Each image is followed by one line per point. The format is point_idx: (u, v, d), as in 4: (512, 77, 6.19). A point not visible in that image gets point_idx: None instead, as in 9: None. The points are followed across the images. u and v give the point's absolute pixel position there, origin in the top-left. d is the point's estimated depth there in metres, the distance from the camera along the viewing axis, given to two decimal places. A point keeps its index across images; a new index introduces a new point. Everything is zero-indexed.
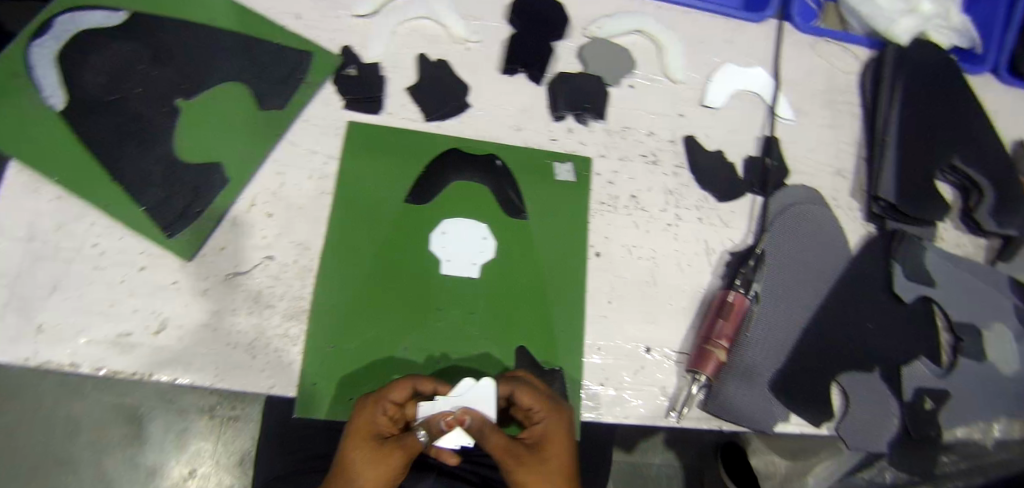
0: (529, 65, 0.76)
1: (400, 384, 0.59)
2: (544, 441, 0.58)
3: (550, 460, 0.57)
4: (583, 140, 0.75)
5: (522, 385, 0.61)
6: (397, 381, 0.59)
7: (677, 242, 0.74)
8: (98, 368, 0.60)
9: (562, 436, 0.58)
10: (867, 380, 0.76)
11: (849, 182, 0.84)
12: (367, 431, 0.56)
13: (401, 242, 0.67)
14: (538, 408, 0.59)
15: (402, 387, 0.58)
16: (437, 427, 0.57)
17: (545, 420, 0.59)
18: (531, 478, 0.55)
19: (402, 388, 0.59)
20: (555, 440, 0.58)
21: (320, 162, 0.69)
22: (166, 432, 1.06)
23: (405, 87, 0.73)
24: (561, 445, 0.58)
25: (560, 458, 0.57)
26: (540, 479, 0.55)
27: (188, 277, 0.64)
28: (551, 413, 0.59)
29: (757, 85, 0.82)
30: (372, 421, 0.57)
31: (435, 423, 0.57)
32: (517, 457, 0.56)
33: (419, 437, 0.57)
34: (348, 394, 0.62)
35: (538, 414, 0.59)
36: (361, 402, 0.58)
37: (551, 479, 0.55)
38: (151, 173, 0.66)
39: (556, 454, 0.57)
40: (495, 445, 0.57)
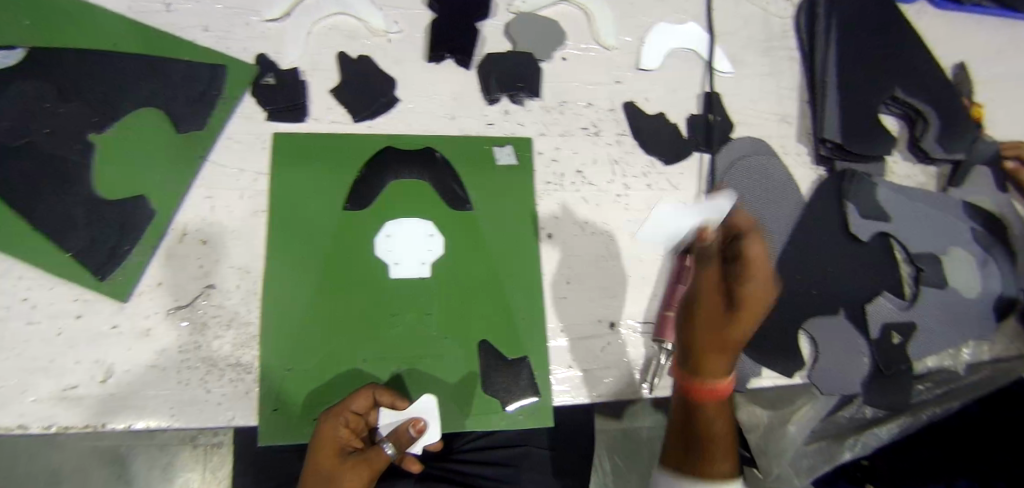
0: (455, 50, 0.73)
1: (363, 395, 0.59)
2: (744, 301, 0.55)
3: (734, 331, 0.56)
4: (521, 120, 0.73)
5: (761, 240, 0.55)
6: (358, 392, 0.59)
7: (628, 212, 0.72)
8: (48, 426, 0.58)
9: (766, 302, 0.55)
10: (834, 324, 0.76)
11: (795, 127, 0.83)
12: (332, 447, 0.57)
13: (346, 250, 0.65)
14: (753, 269, 0.54)
15: (364, 397, 0.58)
16: (406, 435, 0.59)
17: (758, 279, 0.54)
18: (704, 333, 0.58)
19: (366, 399, 0.59)
20: (756, 303, 0.55)
21: (249, 180, 0.66)
22: (150, 468, 1.04)
23: (329, 89, 0.70)
24: (757, 309, 0.55)
25: (741, 332, 0.56)
26: (710, 339, 0.58)
27: (127, 319, 0.61)
28: (770, 274, 0.55)
29: (691, 41, 0.81)
30: (337, 436, 0.57)
31: (404, 432, 0.59)
32: (712, 301, 0.57)
33: (386, 450, 0.58)
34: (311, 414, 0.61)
35: (755, 273, 0.54)
36: (324, 417, 0.58)
37: (719, 341, 0.57)
38: (73, 215, 0.63)
39: (744, 321, 0.55)
40: (705, 279, 0.57)
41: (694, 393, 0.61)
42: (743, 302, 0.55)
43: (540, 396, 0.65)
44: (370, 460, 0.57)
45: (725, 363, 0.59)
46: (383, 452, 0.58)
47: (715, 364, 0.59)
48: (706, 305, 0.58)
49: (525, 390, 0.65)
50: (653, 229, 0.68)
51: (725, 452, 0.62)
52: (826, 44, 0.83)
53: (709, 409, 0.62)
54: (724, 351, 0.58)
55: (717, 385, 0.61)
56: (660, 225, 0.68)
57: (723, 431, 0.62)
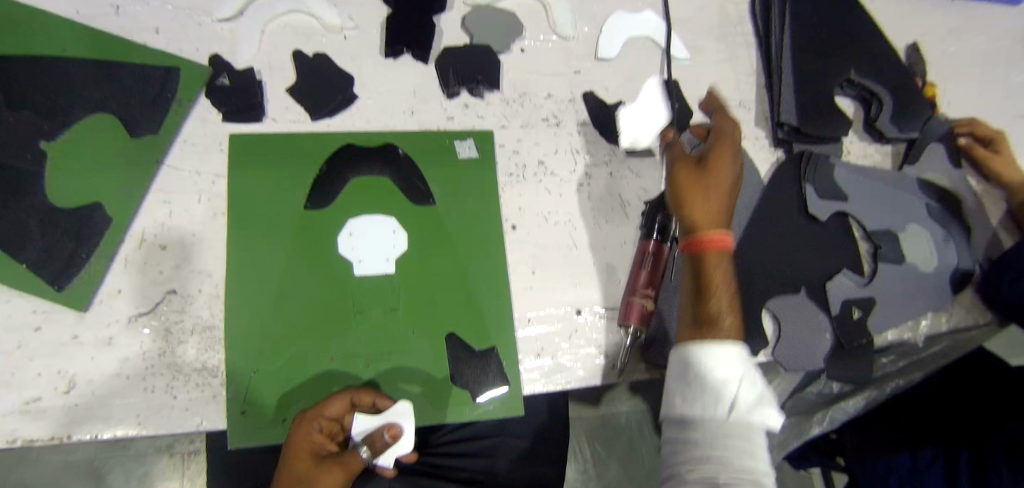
0: (412, 45, 0.73)
1: (340, 399, 0.59)
2: (714, 161, 0.65)
3: (710, 175, 0.64)
4: (481, 113, 0.73)
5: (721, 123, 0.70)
6: (334, 398, 0.59)
7: (591, 200, 0.73)
8: (12, 440, 0.57)
9: (728, 159, 0.65)
10: (797, 303, 0.78)
11: (752, 112, 0.84)
12: (306, 452, 0.58)
13: (309, 250, 0.65)
14: (720, 136, 0.68)
15: (340, 401, 0.59)
16: (380, 441, 0.60)
17: (723, 143, 0.67)
18: (688, 175, 0.64)
19: (342, 403, 0.59)
20: (725, 158, 0.65)
21: (207, 182, 0.65)
22: (127, 479, 1.02)
23: (286, 88, 0.69)
24: (727, 165, 0.65)
25: (718, 179, 0.64)
26: (693, 178, 0.64)
27: (88, 328, 0.60)
28: (732, 146, 0.66)
29: (648, 29, 0.81)
30: (312, 440, 0.58)
31: (379, 437, 0.60)
32: (687, 159, 0.66)
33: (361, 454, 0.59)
34: (277, 416, 0.61)
35: (721, 138, 0.67)
36: (298, 420, 0.58)
37: (699, 184, 0.63)
38: (27, 226, 0.61)
39: (717, 173, 0.64)
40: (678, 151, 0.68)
41: (692, 252, 0.62)
42: (714, 161, 0.65)
43: (510, 385, 0.66)
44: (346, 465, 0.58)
45: (717, 218, 0.62)
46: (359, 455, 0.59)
47: (706, 212, 0.62)
48: (682, 163, 0.66)
49: (495, 380, 0.65)
50: (625, 134, 0.76)
51: (728, 316, 0.60)
52: (780, 28, 0.85)
53: (710, 269, 0.61)
54: (712, 205, 0.62)
55: (714, 235, 0.61)
56: (630, 129, 0.77)
57: (727, 292, 0.61)
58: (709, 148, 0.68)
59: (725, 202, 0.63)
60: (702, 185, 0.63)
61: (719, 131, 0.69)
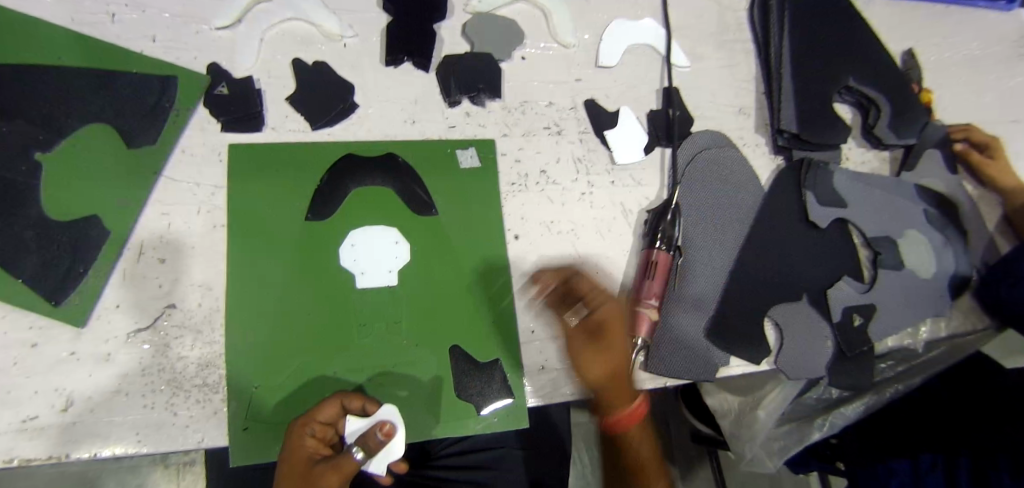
0: (413, 53, 0.72)
1: (329, 404, 0.58)
2: (605, 324, 0.65)
3: (613, 346, 0.64)
4: (483, 122, 0.72)
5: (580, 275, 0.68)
6: (325, 402, 0.58)
7: (594, 209, 0.73)
8: (9, 460, 0.56)
9: (618, 315, 0.65)
10: (798, 310, 0.78)
11: (753, 119, 0.84)
12: (300, 460, 0.57)
13: (311, 262, 0.64)
14: (595, 294, 0.66)
15: (332, 405, 0.58)
16: (374, 440, 0.57)
17: (608, 303, 0.66)
18: (595, 356, 0.63)
19: (331, 407, 0.58)
20: (614, 322, 0.65)
21: (206, 193, 0.64)
22: None
23: (285, 97, 0.69)
24: (620, 328, 0.65)
25: (619, 346, 0.64)
26: (601, 359, 0.63)
27: (86, 344, 0.59)
28: (608, 301, 0.66)
29: (649, 36, 0.81)
30: (304, 446, 0.57)
31: (372, 437, 0.57)
32: (586, 338, 0.65)
33: (354, 455, 0.57)
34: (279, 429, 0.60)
35: (606, 302, 0.66)
36: (290, 428, 0.58)
37: (606, 360, 0.63)
38: (21, 239, 0.60)
39: (615, 337, 0.64)
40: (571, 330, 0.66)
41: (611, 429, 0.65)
42: (606, 327, 0.64)
43: (514, 397, 0.65)
44: (339, 469, 0.56)
45: (625, 384, 0.64)
46: (352, 456, 0.57)
47: (619, 392, 0.64)
48: (578, 345, 0.65)
49: (499, 392, 0.65)
50: (619, 133, 0.76)
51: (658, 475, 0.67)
52: (779, 36, 0.85)
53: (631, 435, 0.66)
54: (620, 380, 0.64)
55: (631, 413, 0.64)
56: (626, 131, 0.76)
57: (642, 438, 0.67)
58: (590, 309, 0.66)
59: (627, 365, 0.64)
60: (606, 358, 0.63)
61: (580, 285, 0.67)
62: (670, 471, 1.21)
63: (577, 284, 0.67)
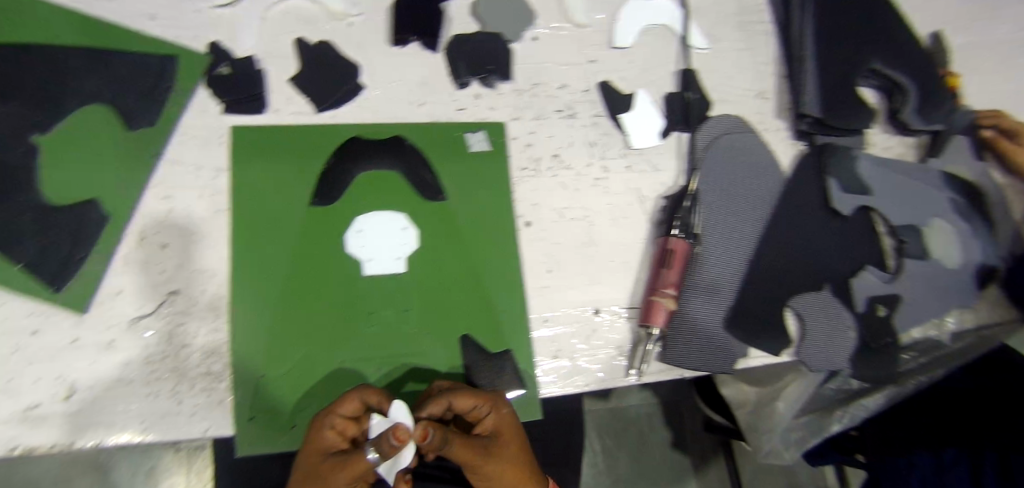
0: (421, 32, 0.69)
1: (352, 396, 0.55)
2: (498, 434, 0.58)
3: (507, 454, 0.57)
4: (493, 104, 0.70)
5: (458, 392, 0.57)
6: (345, 395, 0.55)
7: (609, 195, 0.70)
8: (10, 448, 0.54)
9: (513, 421, 0.59)
10: (822, 300, 0.76)
11: (773, 102, 0.81)
12: (316, 453, 0.54)
13: (316, 248, 0.62)
14: (478, 403, 0.58)
15: (351, 399, 0.55)
16: (389, 443, 0.49)
17: (502, 415, 0.58)
18: (500, 469, 0.56)
19: (351, 400, 0.55)
20: (507, 430, 0.58)
21: (208, 177, 0.62)
22: (133, 475, 1.04)
23: (289, 79, 0.66)
24: (517, 435, 0.58)
25: (514, 450, 0.58)
26: (509, 467, 0.56)
27: (88, 331, 0.58)
28: (507, 411, 0.59)
29: (664, 16, 0.78)
30: (323, 438, 0.54)
31: (386, 440, 0.49)
32: (482, 452, 0.56)
33: (368, 455, 0.52)
34: (287, 419, 0.58)
35: (499, 415, 0.58)
36: (313, 420, 0.56)
37: (513, 465, 0.57)
38: (19, 225, 0.59)
39: (511, 443, 0.58)
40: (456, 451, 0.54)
41: None
42: (499, 437, 0.58)
43: (526, 388, 0.63)
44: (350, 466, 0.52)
45: (534, 483, 0.58)
46: (365, 456, 0.52)
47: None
48: (482, 465, 0.55)
49: (511, 384, 0.63)
50: (634, 116, 0.73)
51: None
52: (800, 16, 0.82)
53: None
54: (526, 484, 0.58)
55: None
56: (641, 113, 0.73)
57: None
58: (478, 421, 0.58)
59: (525, 466, 0.58)
60: (510, 469, 0.56)
61: (463, 401, 0.56)
62: (683, 463, 1.19)
63: (458, 405, 0.56)
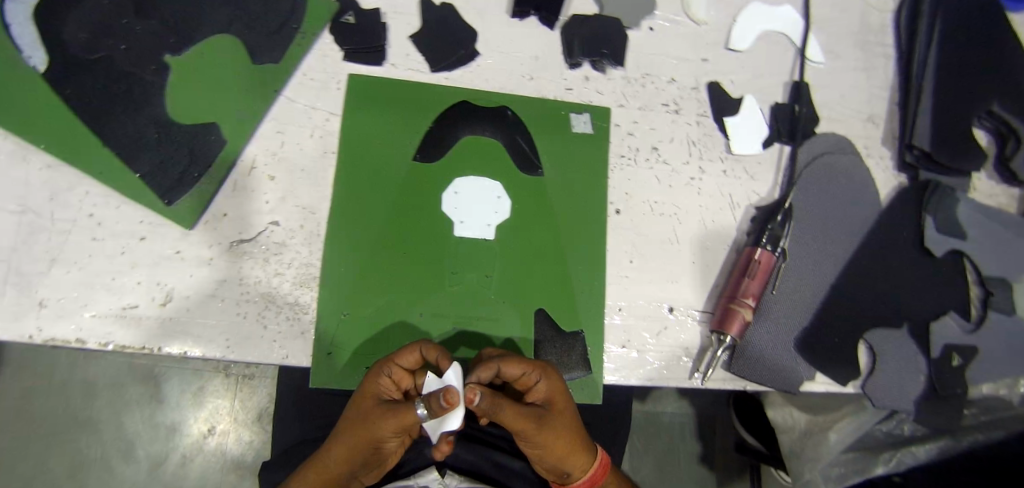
0: (541, 7, 0.69)
1: (409, 348, 0.57)
2: (549, 402, 0.58)
3: (559, 421, 0.58)
4: (601, 89, 0.69)
5: (508, 358, 0.57)
6: (406, 346, 0.57)
7: (701, 196, 0.70)
8: (105, 343, 0.58)
9: (564, 390, 0.59)
10: (896, 336, 0.74)
11: (880, 129, 0.79)
12: (368, 399, 0.56)
13: (413, 203, 0.63)
14: (530, 371, 0.57)
15: (410, 351, 0.56)
16: (438, 404, 0.49)
17: (554, 384, 0.58)
18: (553, 437, 0.57)
19: (409, 351, 0.56)
20: (558, 399, 0.59)
21: (321, 119, 0.64)
22: (183, 391, 1.08)
23: (408, 35, 0.67)
24: (566, 404, 0.59)
25: (566, 418, 0.58)
26: (560, 435, 0.57)
27: (191, 246, 0.61)
28: (556, 380, 0.59)
29: (784, 26, 0.77)
30: (377, 384, 0.56)
31: (436, 399, 0.49)
32: (536, 420, 0.56)
33: (419, 411, 0.52)
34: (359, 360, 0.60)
35: (550, 384, 0.58)
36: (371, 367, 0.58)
37: (563, 434, 0.58)
38: (143, 137, 0.62)
39: (562, 412, 0.58)
40: (508, 418, 0.55)
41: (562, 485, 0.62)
42: (549, 405, 0.58)
43: (591, 372, 0.64)
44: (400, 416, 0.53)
45: (582, 451, 0.59)
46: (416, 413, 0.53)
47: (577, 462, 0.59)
48: (534, 434, 0.56)
49: (577, 365, 0.63)
50: (740, 121, 0.72)
51: None
52: (926, 45, 0.78)
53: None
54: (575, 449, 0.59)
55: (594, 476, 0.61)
56: (747, 120, 0.72)
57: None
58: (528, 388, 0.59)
59: (575, 432, 0.59)
60: (560, 435, 0.57)
61: (513, 369, 0.57)
62: (707, 477, 1.18)
63: (507, 371, 0.57)
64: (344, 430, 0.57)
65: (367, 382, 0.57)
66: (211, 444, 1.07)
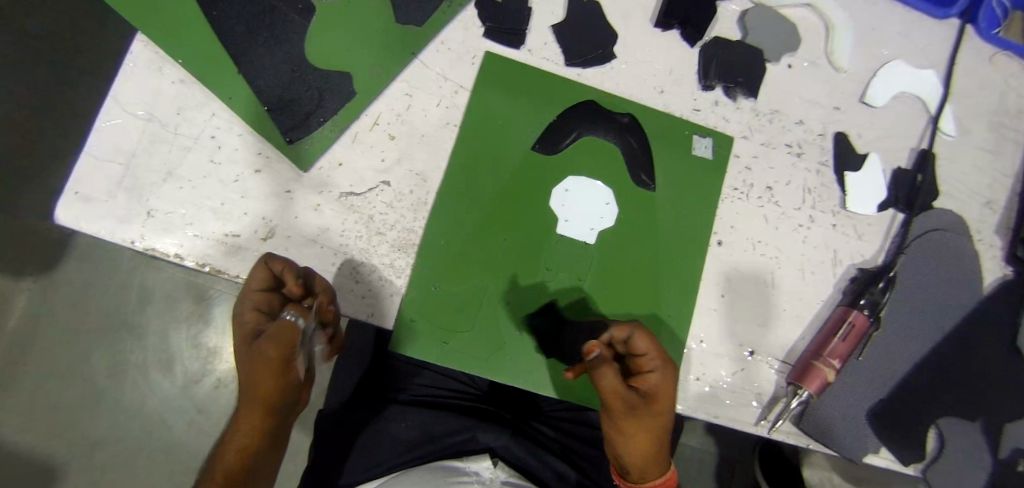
0: (686, 23, 0.68)
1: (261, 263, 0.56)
2: (651, 395, 0.59)
3: (650, 416, 0.60)
4: (728, 116, 0.68)
5: (644, 333, 0.58)
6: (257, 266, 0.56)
7: (805, 245, 0.68)
8: (202, 265, 0.59)
9: (671, 391, 0.58)
10: (968, 431, 0.70)
11: (997, 216, 0.74)
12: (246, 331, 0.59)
13: (523, 192, 0.64)
14: (654, 358, 0.58)
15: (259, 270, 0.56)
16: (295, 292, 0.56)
17: (664, 382, 0.58)
18: (636, 425, 0.60)
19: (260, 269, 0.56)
20: (662, 395, 0.59)
21: (450, 90, 0.64)
22: (230, 318, 1.04)
23: (550, 24, 0.67)
24: (667, 396, 0.59)
25: (660, 415, 0.59)
26: (643, 428, 0.60)
27: (301, 188, 0.61)
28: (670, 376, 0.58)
29: (923, 90, 0.73)
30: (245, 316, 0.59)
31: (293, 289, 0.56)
32: (626, 403, 0.59)
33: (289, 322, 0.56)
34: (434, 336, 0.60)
35: (662, 379, 0.58)
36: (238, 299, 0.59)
37: (648, 431, 0.61)
38: (278, 71, 0.62)
39: (660, 409, 0.59)
40: (609, 386, 0.57)
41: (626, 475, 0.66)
42: (652, 398, 0.59)
43: None
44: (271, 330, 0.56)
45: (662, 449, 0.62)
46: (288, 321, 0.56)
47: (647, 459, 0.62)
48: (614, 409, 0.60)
49: None
50: (859, 180, 0.70)
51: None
52: None
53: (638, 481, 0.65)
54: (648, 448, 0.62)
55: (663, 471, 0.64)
56: (866, 180, 0.70)
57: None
58: (641, 372, 0.59)
59: (662, 430, 0.61)
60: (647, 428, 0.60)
61: (642, 347, 0.58)
62: None
63: (636, 346, 0.58)
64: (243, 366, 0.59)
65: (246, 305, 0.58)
66: None
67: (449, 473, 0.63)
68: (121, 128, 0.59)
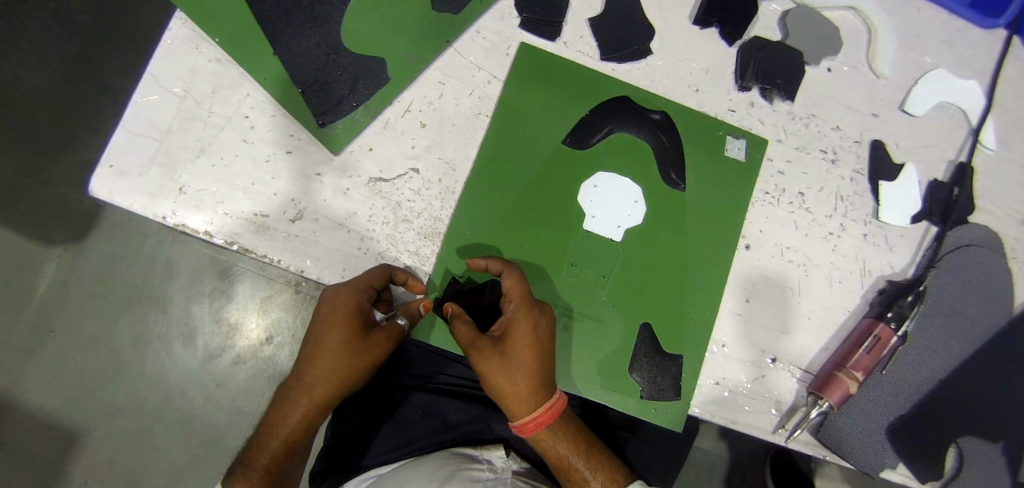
0: (726, 21, 0.67)
1: (380, 269, 0.58)
2: (506, 336, 0.58)
3: (511, 359, 0.57)
4: (763, 118, 0.68)
5: (508, 273, 0.58)
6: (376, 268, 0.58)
7: (834, 254, 0.68)
8: (231, 243, 0.60)
9: (521, 330, 0.57)
10: (988, 452, 0.69)
11: None
12: (354, 330, 0.58)
13: (552, 186, 0.64)
14: (511, 296, 0.58)
15: (381, 271, 0.58)
16: (415, 312, 0.60)
17: (518, 322, 0.57)
18: (490, 367, 0.57)
19: (377, 276, 0.58)
20: (515, 335, 0.57)
21: (483, 80, 0.64)
22: (252, 294, 1.05)
23: (588, 17, 0.66)
24: (525, 338, 0.57)
25: (519, 356, 0.57)
26: (497, 370, 0.57)
27: (331, 170, 0.61)
28: (524, 315, 0.58)
29: (965, 100, 0.70)
30: (353, 314, 0.57)
31: (415, 310, 0.60)
32: (480, 344, 0.57)
33: (400, 323, 0.59)
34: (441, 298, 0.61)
35: (515, 318, 0.58)
36: (342, 298, 0.57)
37: (510, 373, 0.57)
38: (313, 55, 0.62)
39: (515, 349, 0.57)
40: (460, 333, 0.58)
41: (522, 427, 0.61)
42: (505, 339, 0.58)
43: (679, 399, 0.63)
44: (387, 333, 0.59)
45: (532, 401, 0.58)
46: (398, 325, 0.59)
47: (516, 402, 0.58)
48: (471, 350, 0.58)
49: (667, 389, 0.63)
50: (891, 191, 0.69)
51: None
52: None
53: (542, 440, 0.61)
54: (513, 391, 0.58)
55: (538, 422, 0.58)
56: (899, 192, 0.69)
57: (577, 457, 0.61)
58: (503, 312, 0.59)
59: (526, 378, 0.57)
60: (505, 374, 0.57)
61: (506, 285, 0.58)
62: None
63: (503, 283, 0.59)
64: (317, 365, 0.58)
65: (344, 306, 0.57)
66: (265, 354, 1.04)
67: (465, 459, 0.63)
68: (157, 104, 0.60)
